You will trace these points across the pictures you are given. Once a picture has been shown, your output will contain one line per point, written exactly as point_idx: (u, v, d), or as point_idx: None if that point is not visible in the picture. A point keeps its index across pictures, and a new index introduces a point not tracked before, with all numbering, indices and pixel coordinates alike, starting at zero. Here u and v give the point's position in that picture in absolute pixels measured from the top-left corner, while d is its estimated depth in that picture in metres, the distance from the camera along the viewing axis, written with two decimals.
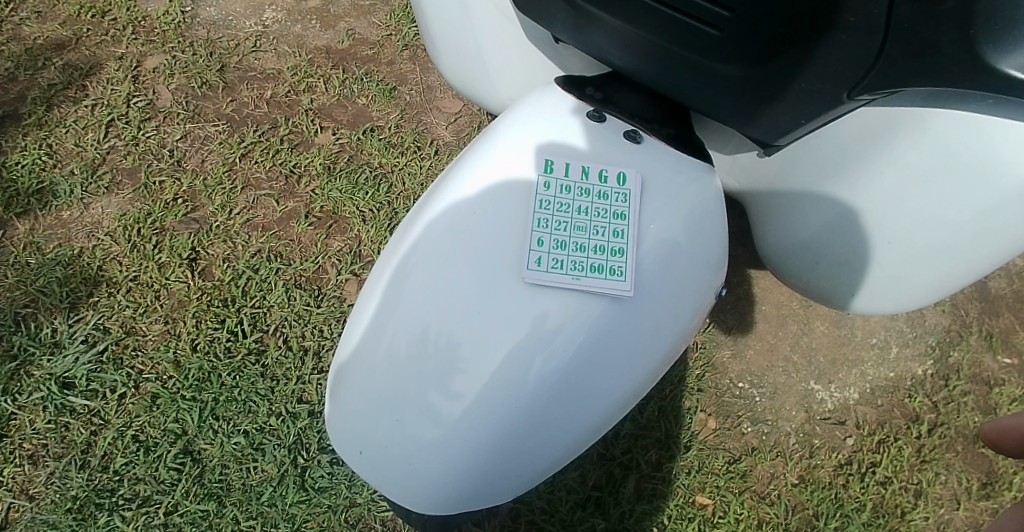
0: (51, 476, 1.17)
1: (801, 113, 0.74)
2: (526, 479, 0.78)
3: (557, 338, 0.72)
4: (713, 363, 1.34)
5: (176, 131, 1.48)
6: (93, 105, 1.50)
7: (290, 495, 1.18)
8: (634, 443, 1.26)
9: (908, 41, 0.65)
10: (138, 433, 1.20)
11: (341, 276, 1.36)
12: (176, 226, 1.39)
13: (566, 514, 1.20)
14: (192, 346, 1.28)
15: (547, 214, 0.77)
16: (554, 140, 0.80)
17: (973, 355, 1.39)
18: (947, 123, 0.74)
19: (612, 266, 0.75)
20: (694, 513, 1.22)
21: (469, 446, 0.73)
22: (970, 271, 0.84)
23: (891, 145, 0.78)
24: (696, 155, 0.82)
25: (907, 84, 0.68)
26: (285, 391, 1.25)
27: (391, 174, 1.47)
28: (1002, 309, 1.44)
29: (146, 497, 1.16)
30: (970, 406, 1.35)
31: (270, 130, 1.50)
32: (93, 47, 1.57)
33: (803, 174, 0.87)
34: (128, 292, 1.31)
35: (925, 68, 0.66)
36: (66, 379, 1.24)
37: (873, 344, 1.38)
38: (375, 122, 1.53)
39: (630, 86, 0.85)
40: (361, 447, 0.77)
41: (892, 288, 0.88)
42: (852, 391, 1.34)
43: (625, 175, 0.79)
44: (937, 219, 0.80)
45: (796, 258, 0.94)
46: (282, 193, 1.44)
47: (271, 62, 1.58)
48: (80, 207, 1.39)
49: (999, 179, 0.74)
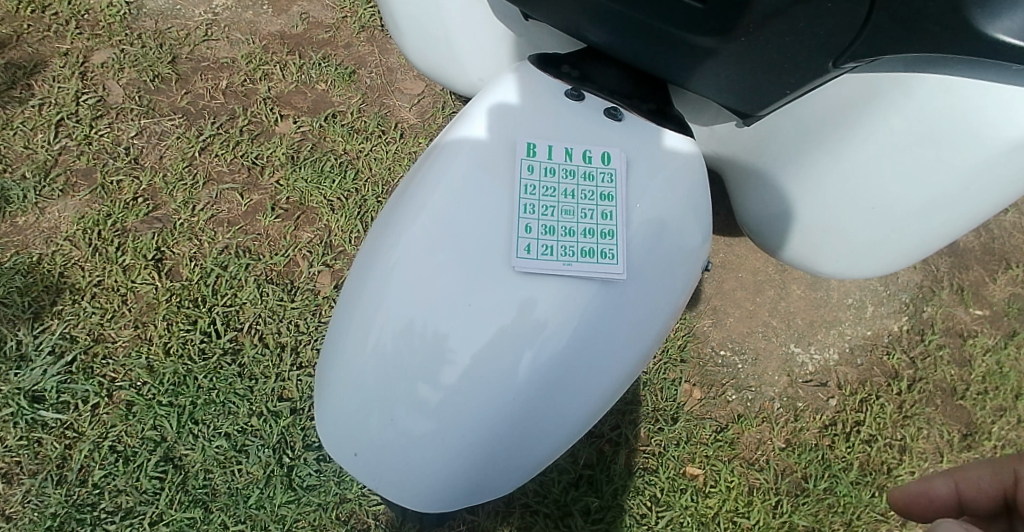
0: (27, 495, 1.12)
1: (786, 84, 0.73)
2: (527, 469, 0.77)
3: (549, 325, 0.71)
4: (694, 332, 1.34)
5: (130, 127, 1.42)
6: (40, 105, 1.43)
7: (278, 496, 1.15)
8: (622, 418, 1.26)
9: (895, 8, 0.65)
10: (115, 443, 1.17)
11: (313, 268, 1.33)
12: (138, 226, 1.34)
13: (560, 495, 1.20)
14: (165, 350, 1.24)
15: (532, 199, 0.75)
16: (535, 123, 0.79)
17: (945, 309, 1.42)
18: (930, 90, 0.75)
19: (603, 250, 0.74)
20: (687, 484, 1.23)
21: (464, 440, 0.71)
22: (950, 229, 0.85)
23: (874, 113, 0.79)
24: (677, 130, 0.81)
25: (894, 51, 0.68)
26: (264, 390, 1.22)
27: (357, 160, 1.43)
28: (970, 262, 1.47)
29: (130, 509, 1.13)
30: (946, 360, 1.37)
31: (229, 121, 1.45)
32: (36, 44, 1.49)
33: (784, 143, 0.87)
34: (93, 298, 1.27)
35: (912, 36, 0.66)
36: (35, 393, 1.19)
37: (849, 304, 1.40)
38: (336, 107, 1.48)
39: (607, 62, 0.84)
40: (355, 450, 0.74)
41: (881, 250, 0.89)
42: (832, 352, 1.36)
43: (609, 155, 0.78)
44: (924, 183, 0.81)
45: (779, 226, 0.93)
46: (245, 186, 1.39)
47: (224, 50, 1.52)
48: (36, 213, 1.32)
49: (984, 139, 0.76)
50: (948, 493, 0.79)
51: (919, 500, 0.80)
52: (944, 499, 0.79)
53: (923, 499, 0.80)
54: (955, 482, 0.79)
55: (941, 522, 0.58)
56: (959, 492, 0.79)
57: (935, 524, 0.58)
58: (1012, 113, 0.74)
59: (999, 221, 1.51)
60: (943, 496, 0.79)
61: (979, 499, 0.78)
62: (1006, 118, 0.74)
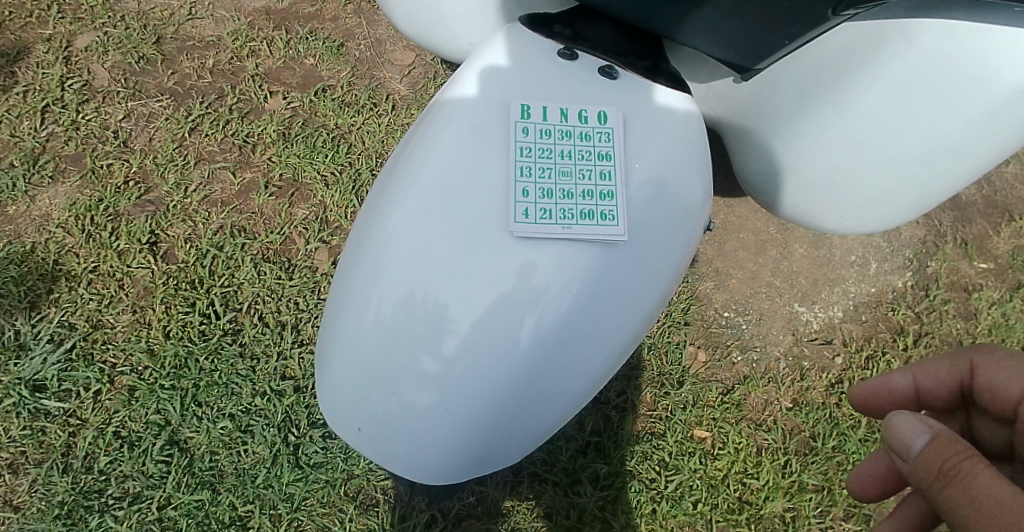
0: (33, 484, 1.12)
1: (787, 34, 0.72)
2: (533, 438, 0.77)
3: (550, 292, 0.70)
4: (697, 295, 1.33)
5: (118, 110, 1.39)
6: (25, 92, 1.40)
7: (286, 475, 1.15)
8: (628, 384, 1.26)
9: None
10: (119, 429, 1.16)
11: (310, 246, 1.31)
12: (130, 210, 1.32)
13: (568, 463, 1.20)
14: (165, 333, 1.23)
15: (529, 161, 0.74)
16: (528, 83, 0.77)
17: (950, 263, 1.40)
18: (932, 34, 0.75)
19: (603, 211, 0.72)
20: (695, 447, 1.23)
21: (468, 411, 0.70)
22: (955, 178, 0.84)
23: (877, 62, 0.78)
24: (674, 87, 0.79)
25: None
26: (267, 370, 1.21)
27: (349, 134, 1.41)
28: (974, 215, 1.45)
29: (137, 494, 1.13)
30: (951, 314, 1.37)
31: (217, 100, 1.42)
32: (17, 29, 1.45)
33: (785, 96, 0.84)
34: (89, 284, 1.25)
35: None
36: (36, 382, 1.18)
37: (852, 261, 1.39)
38: (326, 81, 1.45)
39: (600, 19, 0.82)
40: (359, 424, 0.73)
41: (886, 203, 0.87)
42: (836, 310, 1.35)
43: (606, 113, 0.76)
44: (928, 131, 0.80)
45: (781, 183, 0.90)
46: (237, 165, 1.37)
47: (209, 28, 1.48)
48: (27, 201, 1.30)
49: (986, 83, 0.75)
50: (907, 386, 0.79)
51: (878, 392, 0.81)
52: (903, 391, 0.80)
53: (880, 392, 0.81)
54: (913, 375, 0.79)
55: (895, 414, 0.64)
56: (917, 384, 0.79)
57: (891, 415, 0.65)
58: (1013, 56, 0.74)
59: (1003, 172, 1.49)
60: (902, 389, 0.80)
61: (936, 390, 0.79)
62: (1007, 61, 0.74)
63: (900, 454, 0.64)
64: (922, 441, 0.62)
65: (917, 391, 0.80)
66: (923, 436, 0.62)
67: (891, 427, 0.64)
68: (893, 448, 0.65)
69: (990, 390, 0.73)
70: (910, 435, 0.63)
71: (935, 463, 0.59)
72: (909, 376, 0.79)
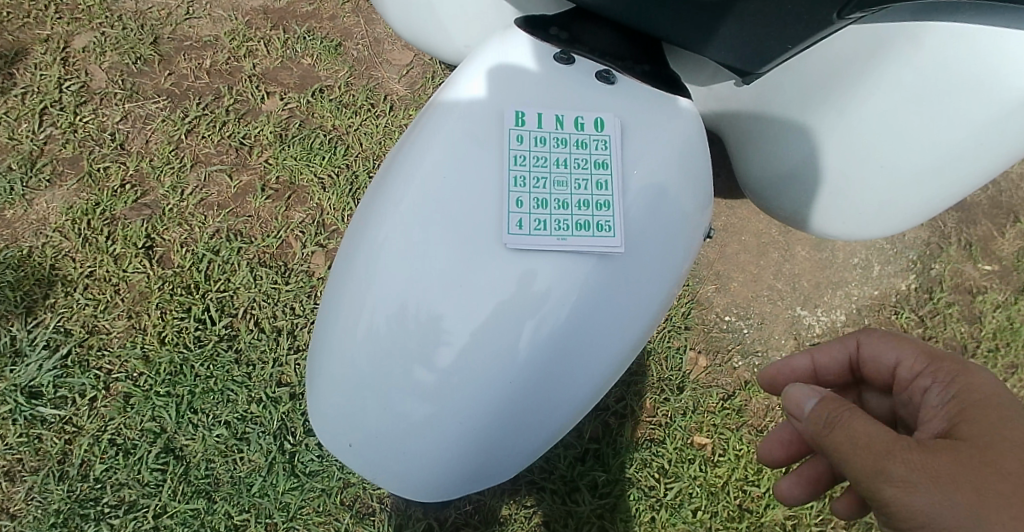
0: (30, 492, 1.12)
1: (788, 38, 0.71)
2: (530, 451, 0.75)
3: (548, 302, 0.68)
4: (698, 298, 1.31)
5: (115, 112, 1.38)
6: (23, 94, 1.39)
7: (282, 483, 1.15)
8: (627, 389, 1.24)
9: None
10: (115, 436, 1.16)
11: (306, 249, 1.30)
12: (127, 214, 1.31)
13: (566, 471, 1.19)
14: (161, 339, 1.22)
15: (523, 171, 0.72)
16: (524, 89, 0.76)
17: (954, 265, 1.39)
18: (939, 39, 0.74)
19: (599, 222, 0.71)
20: (695, 454, 1.22)
21: (462, 424, 0.69)
22: (960, 187, 0.83)
23: (882, 66, 0.77)
24: (672, 92, 0.78)
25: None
26: (263, 376, 1.21)
27: (347, 135, 1.40)
28: (979, 217, 1.43)
29: (133, 502, 1.13)
30: (955, 317, 1.35)
31: (214, 101, 1.41)
32: (15, 30, 1.44)
33: (786, 99, 0.84)
34: (85, 289, 1.25)
35: None
36: (32, 389, 1.18)
37: (855, 264, 1.37)
38: (324, 82, 1.44)
39: (597, 21, 0.80)
40: (350, 439, 0.72)
41: (889, 211, 0.86)
42: (838, 313, 1.34)
43: (603, 120, 0.75)
44: (934, 138, 0.79)
45: (782, 188, 0.89)
46: (234, 167, 1.36)
47: (206, 28, 1.47)
48: (24, 205, 1.30)
49: (993, 90, 0.75)
50: (806, 365, 0.86)
51: (781, 374, 0.87)
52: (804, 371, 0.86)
53: (783, 373, 0.87)
54: (812, 356, 0.86)
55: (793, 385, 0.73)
56: (815, 365, 0.86)
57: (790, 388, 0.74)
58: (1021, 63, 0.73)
59: (1008, 172, 1.47)
60: (802, 368, 0.86)
61: (831, 368, 0.85)
62: (1015, 68, 0.73)
63: (797, 418, 0.71)
64: (811, 404, 0.70)
65: (815, 370, 0.86)
66: (814, 398, 0.70)
67: (788, 396, 0.72)
68: (791, 415, 0.73)
69: (874, 361, 0.81)
70: (802, 398, 0.71)
71: (822, 418, 0.67)
72: (808, 357, 0.86)
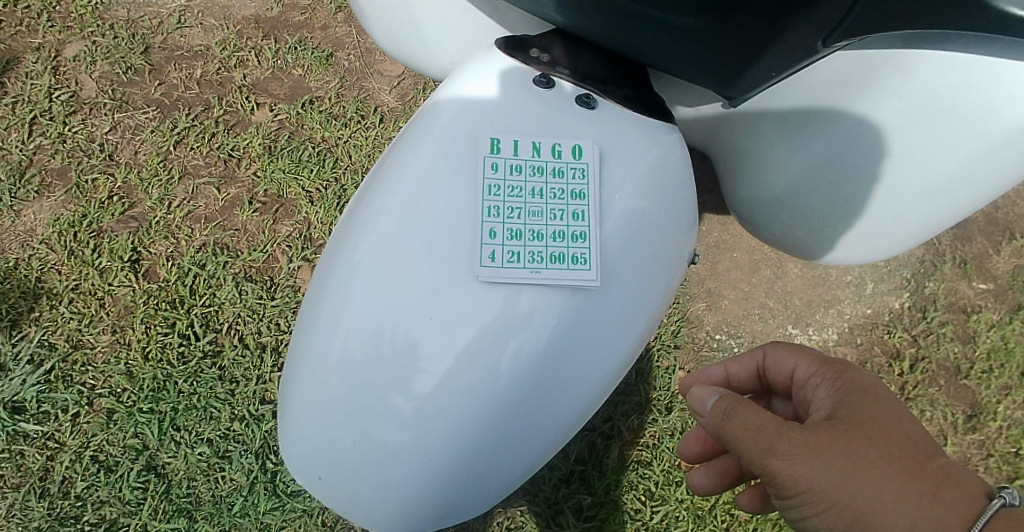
0: (11, 508, 1.10)
1: (772, 66, 0.70)
2: (511, 482, 0.74)
3: (530, 332, 0.67)
4: (688, 316, 1.30)
5: (103, 123, 1.38)
6: (13, 103, 1.38)
7: (263, 503, 1.13)
8: (615, 410, 1.23)
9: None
10: (97, 453, 1.14)
11: (293, 263, 1.29)
12: (113, 226, 1.30)
13: (551, 493, 1.17)
14: (145, 355, 1.21)
15: (497, 201, 0.71)
16: (500, 115, 0.74)
17: (948, 284, 1.37)
18: (930, 68, 0.74)
19: (574, 255, 0.70)
20: (683, 476, 1.20)
21: (438, 454, 0.68)
22: (951, 212, 0.82)
23: (873, 93, 0.77)
24: (653, 117, 0.78)
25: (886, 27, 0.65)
26: (246, 393, 1.19)
27: (336, 148, 1.39)
28: (974, 234, 1.42)
29: (114, 520, 1.11)
30: (949, 337, 1.34)
31: (204, 112, 1.40)
32: (7, 38, 1.44)
33: (774, 124, 0.83)
34: (70, 303, 1.23)
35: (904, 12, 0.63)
36: (15, 404, 1.16)
37: (848, 282, 1.35)
38: (314, 93, 1.43)
39: (579, 43, 0.80)
40: (320, 473, 0.71)
41: (881, 237, 0.85)
42: (830, 333, 1.32)
43: (581, 148, 0.74)
44: (926, 165, 0.78)
45: (770, 213, 0.88)
46: (222, 179, 1.35)
47: (197, 38, 1.46)
48: (11, 216, 1.29)
49: (985, 118, 0.74)
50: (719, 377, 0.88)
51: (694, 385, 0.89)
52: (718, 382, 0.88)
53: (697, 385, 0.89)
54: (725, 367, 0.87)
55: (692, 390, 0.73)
56: (727, 376, 0.87)
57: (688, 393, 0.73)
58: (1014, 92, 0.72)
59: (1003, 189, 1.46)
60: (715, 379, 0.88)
61: (743, 379, 0.86)
62: (1006, 97, 0.73)
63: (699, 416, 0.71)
64: (712, 400, 0.70)
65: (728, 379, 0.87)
66: (714, 396, 0.70)
67: (690, 397, 0.72)
68: (694, 412, 0.72)
69: (776, 368, 0.81)
70: (703, 397, 0.71)
71: (723, 410, 0.68)
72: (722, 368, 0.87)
